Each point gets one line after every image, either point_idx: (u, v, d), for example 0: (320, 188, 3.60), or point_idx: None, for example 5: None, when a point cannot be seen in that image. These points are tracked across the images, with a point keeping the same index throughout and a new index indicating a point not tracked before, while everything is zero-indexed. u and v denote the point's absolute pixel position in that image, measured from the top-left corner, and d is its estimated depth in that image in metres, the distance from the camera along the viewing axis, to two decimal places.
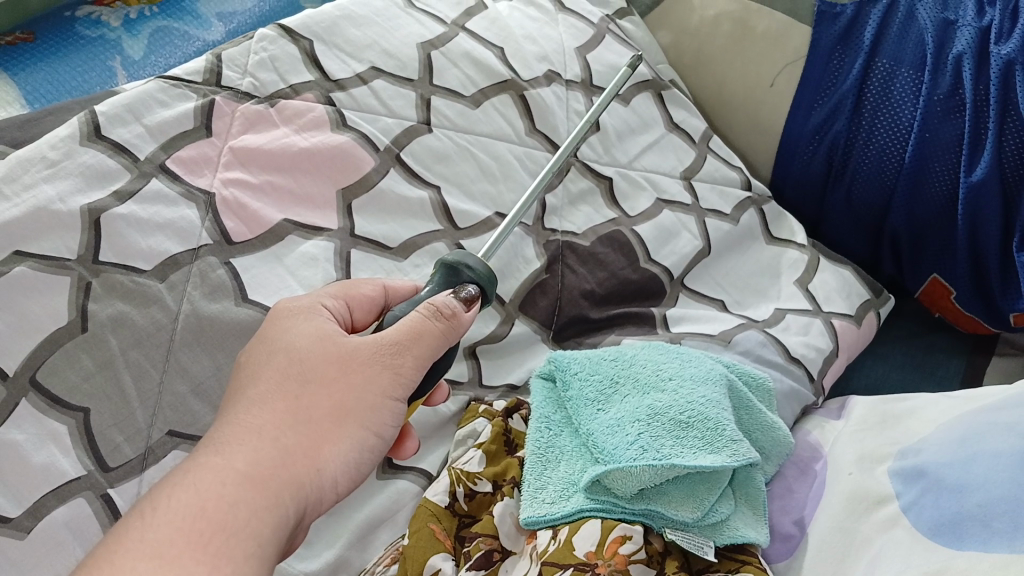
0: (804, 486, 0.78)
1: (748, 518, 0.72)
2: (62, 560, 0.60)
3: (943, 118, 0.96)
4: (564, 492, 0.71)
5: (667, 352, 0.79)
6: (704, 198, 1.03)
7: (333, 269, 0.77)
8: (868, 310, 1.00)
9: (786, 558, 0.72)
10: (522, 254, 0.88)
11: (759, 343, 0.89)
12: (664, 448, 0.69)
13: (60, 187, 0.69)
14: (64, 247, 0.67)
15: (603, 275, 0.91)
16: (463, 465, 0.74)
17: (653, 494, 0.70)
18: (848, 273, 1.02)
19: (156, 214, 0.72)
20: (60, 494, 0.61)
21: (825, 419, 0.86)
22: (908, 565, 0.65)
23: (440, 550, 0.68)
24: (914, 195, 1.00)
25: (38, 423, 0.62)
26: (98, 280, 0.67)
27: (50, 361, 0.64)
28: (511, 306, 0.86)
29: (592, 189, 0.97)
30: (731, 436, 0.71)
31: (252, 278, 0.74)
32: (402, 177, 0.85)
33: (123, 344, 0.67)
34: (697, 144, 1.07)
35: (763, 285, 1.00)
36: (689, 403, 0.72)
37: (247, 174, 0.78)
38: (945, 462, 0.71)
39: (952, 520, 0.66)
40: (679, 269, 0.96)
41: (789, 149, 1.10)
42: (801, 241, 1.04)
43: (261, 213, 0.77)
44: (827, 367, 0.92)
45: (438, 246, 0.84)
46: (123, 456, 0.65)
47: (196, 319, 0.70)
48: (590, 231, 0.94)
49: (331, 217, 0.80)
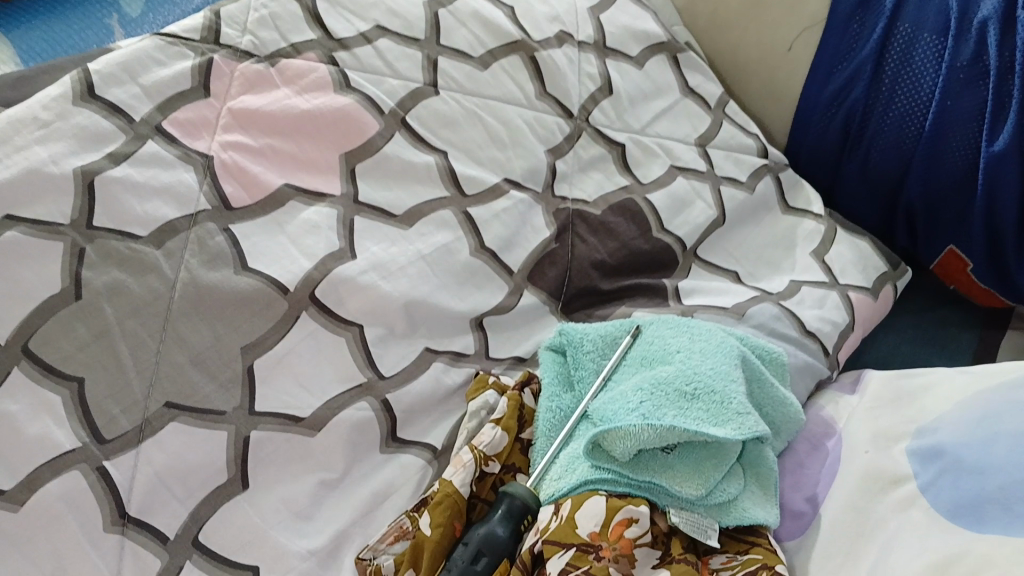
0: (816, 463, 0.75)
1: (758, 499, 0.70)
2: (59, 536, 0.58)
3: (965, 85, 0.93)
4: (569, 466, 0.69)
5: (677, 326, 0.77)
6: (719, 165, 1.00)
7: (336, 238, 0.75)
8: (885, 283, 0.97)
9: (796, 536, 0.69)
10: (530, 222, 0.86)
11: (772, 316, 0.86)
12: (666, 418, 0.66)
13: (53, 148, 0.66)
14: (57, 211, 0.65)
15: (614, 245, 0.89)
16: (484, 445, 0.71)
17: (657, 467, 0.67)
18: (864, 245, 0.99)
19: (152, 177, 0.69)
20: (55, 467, 0.59)
21: (838, 394, 0.83)
22: (926, 549, 0.61)
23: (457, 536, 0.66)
24: (932, 164, 0.97)
25: (32, 393, 0.60)
26: (92, 246, 0.65)
27: (44, 329, 0.62)
28: (519, 277, 0.84)
29: (604, 155, 0.94)
30: (738, 408, 0.68)
31: (252, 246, 0.72)
32: (407, 141, 0.82)
33: (119, 313, 0.64)
34: (712, 110, 1.04)
35: (777, 257, 0.97)
36: (696, 375, 0.69)
37: (248, 136, 0.75)
38: (964, 442, 0.67)
39: (972, 502, 0.63)
40: (692, 239, 0.93)
41: (806, 117, 1.06)
42: (817, 211, 1.01)
43: (262, 177, 0.74)
44: (842, 341, 0.89)
45: (445, 214, 0.81)
46: (119, 427, 0.62)
47: (194, 289, 0.67)
48: (601, 200, 0.91)
49: (333, 183, 0.77)
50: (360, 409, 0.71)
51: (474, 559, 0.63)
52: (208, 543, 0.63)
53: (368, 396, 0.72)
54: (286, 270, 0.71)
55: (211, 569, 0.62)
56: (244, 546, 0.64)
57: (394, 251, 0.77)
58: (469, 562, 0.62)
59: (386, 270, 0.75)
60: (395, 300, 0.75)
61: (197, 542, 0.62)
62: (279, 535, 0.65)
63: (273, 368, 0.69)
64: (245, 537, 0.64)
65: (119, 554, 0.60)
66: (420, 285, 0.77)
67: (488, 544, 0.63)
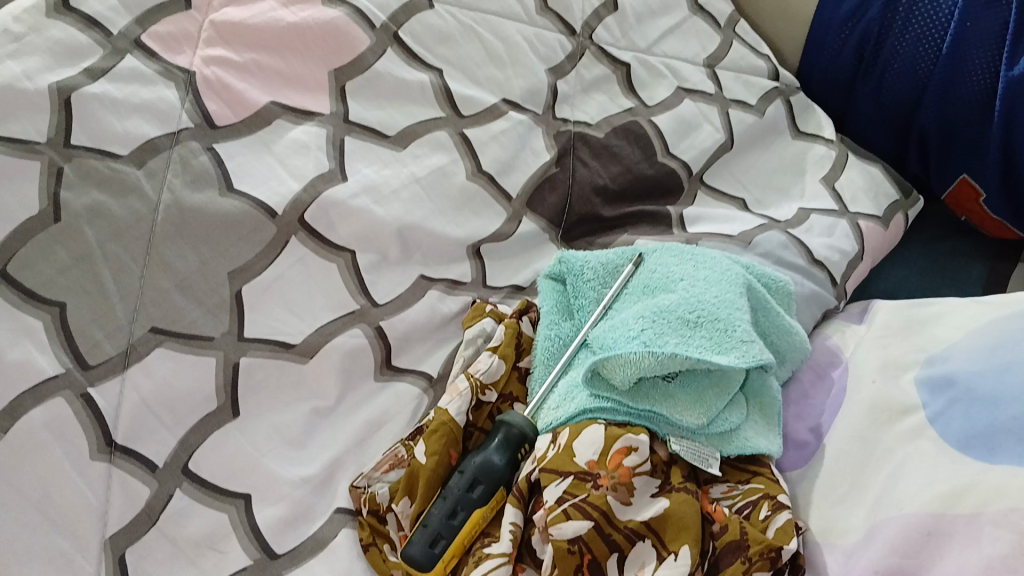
0: (821, 392, 0.73)
1: (761, 428, 0.68)
2: (44, 465, 0.56)
3: (987, 5, 0.89)
4: (568, 394, 0.67)
5: (681, 254, 0.74)
6: (727, 87, 0.96)
7: (326, 158, 0.72)
8: (897, 211, 0.94)
9: (799, 466, 0.67)
10: (529, 145, 0.83)
11: (780, 245, 0.83)
12: (668, 346, 0.64)
13: (27, 64, 0.63)
14: (33, 129, 0.62)
15: (616, 170, 0.86)
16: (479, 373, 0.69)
17: (658, 396, 0.66)
18: (876, 171, 0.96)
19: (132, 94, 0.66)
20: (37, 393, 0.57)
21: (846, 322, 0.81)
22: (934, 480, 0.59)
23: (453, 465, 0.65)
24: (948, 89, 0.93)
25: (11, 318, 0.58)
26: (71, 166, 0.62)
27: (22, 252, 0.59)
28: (517, 203, 0.81)
29: (608, 75, 0.91)
30: (742, 336, 0.65)
31: (238, 167, 0.69)
32: (400, 58, 0.79)
33: (100, 236, 0.62)
34: (721, 30, 1.00)
35: (785, 184, 0.93)
36: (699, 303, 0.67)
37: (231, 52, 0.72)
38: (977, 371, 0.65)
39: (985, 432, 0.60)
40: (698, 164, 0.90)
41: (819, 37, 1.02)
42: (828, 136, 0.97)
43: (246, 95, 0.71)
44: (850, 270, 0.86)
45: (440, 135, 0.78)
46: (103, 353, 0.60)
47: (177, 210, 0.65)
48: (604, 122, 0.88)
49: (322, 101, 0.74)
50: (353, 336, 0.69)
51: (469, 488, 0.61)
52: (198, 472, 0.61)
53: (361, 323, 0.70)
54: (273, 193, 0.69)
55: (202, 497, 0.61)
56: (235, 474, 0.62)
57: (386, 173, 0.74)
58: (464, 490, 0.61)
59: (379, 193, 0.73)
60: (388, 225, 0.72)
61: (187, 471, 0.61)
62: (272, 463, 0.64)
63: (262, 293, 0.67)
64: (237, 465, 0.63)
65: (107, 482, 0.58)
66: (414, 210, 0.74)
67: (484, 473, 0.62)
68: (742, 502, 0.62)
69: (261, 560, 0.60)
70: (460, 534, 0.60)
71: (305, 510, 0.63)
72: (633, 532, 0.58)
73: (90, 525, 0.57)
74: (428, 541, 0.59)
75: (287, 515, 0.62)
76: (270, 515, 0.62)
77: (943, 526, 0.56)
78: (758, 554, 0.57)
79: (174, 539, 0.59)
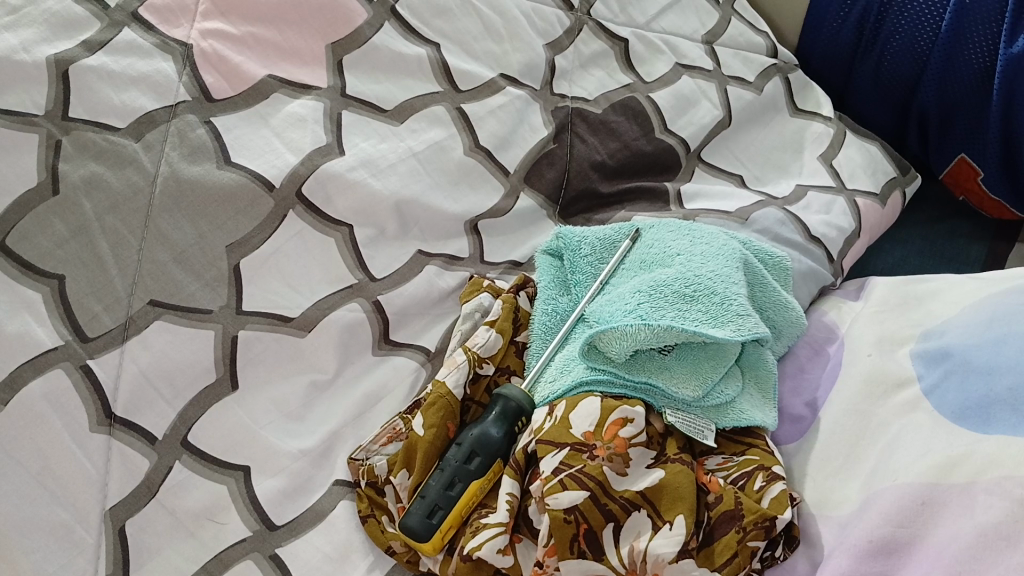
0: (816, 367, 0.73)
1: (756, 402, 0.68)
2: (43, 436, 0.57)
3: None
4: (566, 367, 0.68)
5: (677, 229, 0.74)
6: (726, 64, 0.96)
7: (323, 132, 0.72)
8: (894, 189, 0.94)
9: (795, 440, 0.68)
10: (527, 121, 0.83)
11: (777, 221, 0.83)
12: (663, 320, 0.64)
13: (23, 35, 0.64)
14: (30, 101, 0.62)
15: (615, 146, 0.86)
16: (478, 348, 0.69)
17: (654, 369, 0.66)
18: (874, 149, 0.95)
19: (129, 66, 0.67)
20: (37, 365, 0.57)
21: (842, 299, 0.81)
22: (929, 451, 0.59)
23: (448, 439, 0.65)
24: (947, 68, 0.93)
25: (11, 290, 0.58)
26: (69, 138, 0.63)
27: (21, 225, 0.60)
28: (515, 178, 0.81)
29: (606, 51, 0.91)
30: (738, 310, 0.65)
31: (235, 140, 0.69)
32: (397, 32, 0.80)
33: (98, 209, 0.62)
34: (720, 6, 1.00)
35: (785, 161, 0.93)
36: (696, 277, 0.67)
37: (228, 25, 0.73)
38: (972, 343, 0.65)
39: (979, 403, 0.60)
40: (696, 141, 0.90)
41: (820, 14, 1.01)
42: (826, 113, 0.97)
43: (243, 67, 0.72)
44: (847, 248, 0.86)
45: (437, 109, 0.79)
46: (101, 325, 0.60)
47: (174, 183, 0.65)
48: (602, 98, 0.88)
49: (320, 75, 0.75)
50: (351, 310, 0.69)
51: (467, 459, 0.62)
52: (197, 444, 0.62)
53: (359, 297, 0.70)
54: (271, 166, 0.69)
55: (201, 469, 0.61)
56: (235, 446, 0.63)
57: (384, 147, 0.74)
58: (462, 461, 0.62)
59: (376, 167, 0.73)
60: (385, 199, 0.72)
61: (186, 443, 0.61)
62: (270, 435, 0.64)
63: (260, 266, 0.67)
64: (235, 438, 0.63)
65: (106, 454, 0.59)
66: (411, 184, 0.74)
67: (482, 444, 0.63)
68: (737, 473, 0.63)
69: (261, 532, 0.61)
70: (457, 505, 0.60)
71: (304, 482, 0.64)
72: (629, 502, 0.59)
73: (89, 496, 0.57)
74: (426, 512, 0.59)
75: (286, 487, 0.63)
76: (269, 487, 0.62)
77: (937, 496, 0.56)
78: (752, 524, 0.58)
79: (174, 511, 0.60)
